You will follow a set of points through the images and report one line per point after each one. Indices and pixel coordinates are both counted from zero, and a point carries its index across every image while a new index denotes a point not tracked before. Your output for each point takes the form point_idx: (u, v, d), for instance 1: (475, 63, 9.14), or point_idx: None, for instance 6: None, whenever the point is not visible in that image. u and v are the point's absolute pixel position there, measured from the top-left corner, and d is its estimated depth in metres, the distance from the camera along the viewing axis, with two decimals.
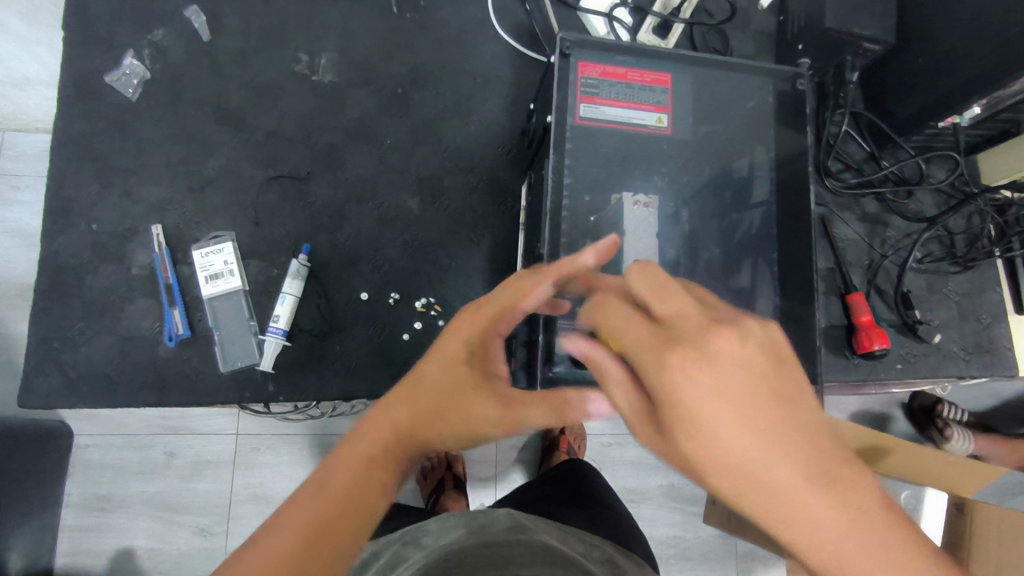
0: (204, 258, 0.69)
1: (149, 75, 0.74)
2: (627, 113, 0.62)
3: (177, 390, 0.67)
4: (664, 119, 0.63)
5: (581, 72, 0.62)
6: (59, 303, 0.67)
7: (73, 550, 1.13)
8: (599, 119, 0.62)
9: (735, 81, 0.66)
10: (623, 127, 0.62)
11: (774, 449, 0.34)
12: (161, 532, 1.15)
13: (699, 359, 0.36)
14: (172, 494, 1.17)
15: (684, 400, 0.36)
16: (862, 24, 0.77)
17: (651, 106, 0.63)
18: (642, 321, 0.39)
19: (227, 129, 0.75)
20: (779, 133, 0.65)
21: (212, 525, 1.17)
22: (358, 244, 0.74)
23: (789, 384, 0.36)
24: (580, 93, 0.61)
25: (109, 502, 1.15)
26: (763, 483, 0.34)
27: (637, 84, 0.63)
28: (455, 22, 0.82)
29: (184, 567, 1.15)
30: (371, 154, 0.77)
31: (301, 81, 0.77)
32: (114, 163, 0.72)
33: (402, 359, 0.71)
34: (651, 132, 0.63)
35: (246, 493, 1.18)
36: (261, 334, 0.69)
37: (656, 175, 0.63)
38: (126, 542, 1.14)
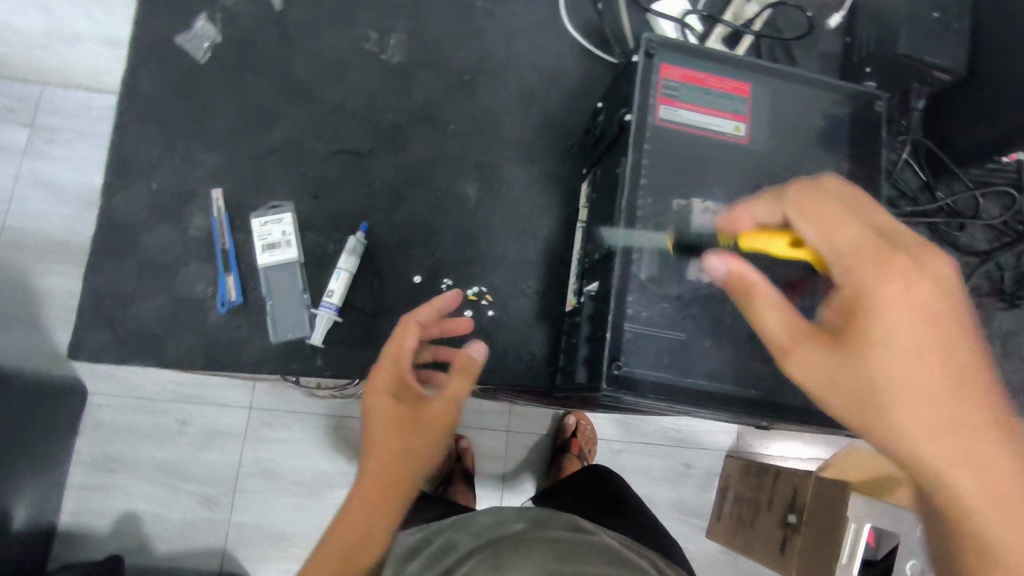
0: (262, 227, 0.68)
1: (219, 40, 0.74)
2: (706, 118, 0.62)
3: (226, 357, 0.67)
4: (742, 129, 0.63)
5: (663, 75, 0.61)
6: (115, 260, 0.67)
7: (78, 508, 1.13)
8: (678, 122, 0.61)
9: (812, 96, 0.65)
10: (700, 133, 0.62)
11: (922, 358, 0.43)
12: (166, 498, 1.15)
13: (899, 273, 0.44)
14: (181, 461, 1.17)
15: (871, 313, 0.43)
16: (933, 54, 0.77)
17: (729, 114, 0.62)
18: (836, 231, 0.46)
19: (292, 101, 0.74)
20: (852, 154, 0.65)
21: (218, 496, 1.17)
22: (415, 226, 0.74)
23: (949, 314, 0.44)
24: (660, 95, 0.61)
25: (117, 463, 1.15)
26: (892, 379, 0.43)
27: (716, 91, 0.62)
28: (524, 13, 0.81)
29: (187, 535, 1.15)
30: (433, 138, 0.76)
31: (368, 58, 0.77)
32: (179, 124, 0.71)
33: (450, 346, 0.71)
34: (728, 140, 0.62)
35: (254, 468, 1.18)
36: (312, 308, 0.69)
37: (732, 183, 0.62)
38: (130, 505, 1.14)
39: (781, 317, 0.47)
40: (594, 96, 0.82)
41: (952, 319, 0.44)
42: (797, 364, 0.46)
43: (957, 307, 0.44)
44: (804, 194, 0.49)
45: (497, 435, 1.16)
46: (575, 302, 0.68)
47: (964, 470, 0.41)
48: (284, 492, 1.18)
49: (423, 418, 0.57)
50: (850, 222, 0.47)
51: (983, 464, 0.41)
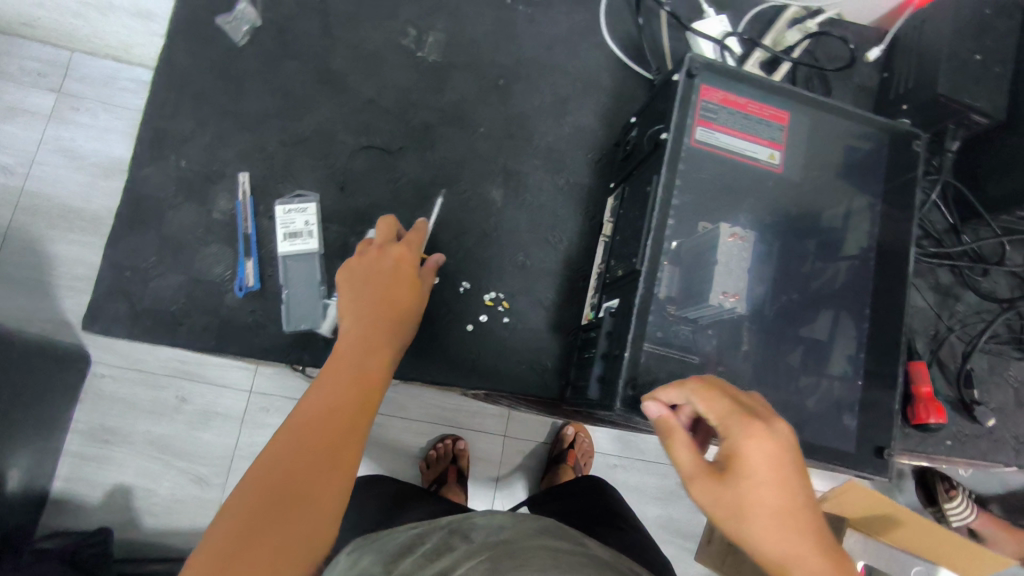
0: (286, 214, 0.68)
1: (259, 23, 0.73)
2: (741, 143, 0.61)
3: (238, 341, 0.67)
4: (776, 157, 0.62)
5: (703, 95, 0.61)
6: (136, 234, 0.67)
7: (71, 475, 1.13)
8: (713, 145, 0.61)
9: (851, 131, 0.65)
10: (734, 158, 0.61)
11: (794, 529, 0.43)
12: (156, 473, 1.15)
13: (755, 439, 0.44)
14: (177, 438, 1.17)
15: (749, 476, 0.44)
16: (975, 96, 0.76)
17: (766, 141, 0.62)
18: (714, 403, 0.46)
19: (326, 90, 0.74)
20: (886, 191, 0.64)
21: (210, 477, 1.16)
22: (437, 226, 0.73)
23: (800, 471, 0.45)
24: (698, 117, 0.60)
25: (114, 434, 1.15)
26: (778, 549, 0.43)
27: (756, 117, 0.62)
28: (564, 22, 0.81)
29: (175, 513, 1.15)
30: (463, 139, 0.76)
31: (406, 55, 0.77)
32: (211, 104, 0.71)
33: (461, 349, 0.71)
34: (761, 167, 0.62)
35: (249, 452, 1.18)
36: (328, 300, 0.68)
37: (755, 210, 0.62)
38: (121, 477, 1.14)
39: (693, 459, 0.47)
40: (626, 110, 0.81)
41: (805, 478, 0.45)
42: (704, 500, 0.45)
43: (801, 471, 0.45)
44: (694, 389, 0.47)
45: (494, 439, 1.16)
46: (592, 317, 0.67)
47: None
48: None
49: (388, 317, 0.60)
50: (738, 391, 0.48)
51: None
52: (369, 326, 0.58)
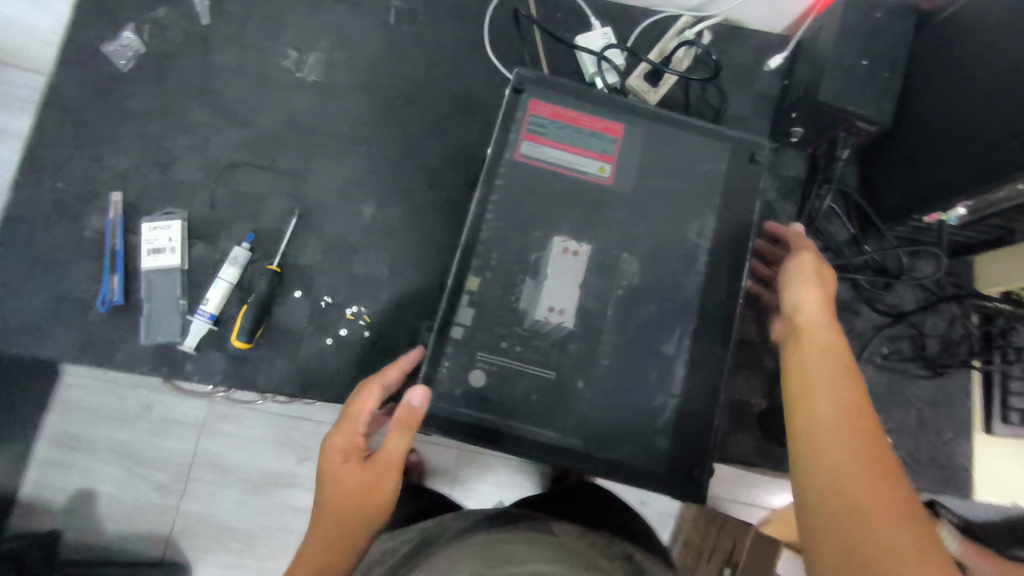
0: (150, 232, 0.71)
1: (143, 51, 0.76)
2: (569, 156, 0.60)
3: (103, 354, 0.70)
4: (606, 169, 0.61)
5: (531, 110, 0.61)
6: (12, 251, 0.71)
7: (39, 480, 1.20)
8: (540, 159, 0.60)
9: (696, 144, 0.62)
10: (563, 171, 0.60)
11: (818, 306, 0.55)
12: (123, 480, 1.21)
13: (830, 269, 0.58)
14: (139, 446, 1.23)
15: (825, 284, 0.57)
16: (858, 103, 0.72)
17: (596, 154, 0.61)
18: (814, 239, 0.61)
19: (204, 112, 0.76)
20: (728, 204, 0.61)
21: (171, 483, 1.23)
22: (305, 243, 0.74)
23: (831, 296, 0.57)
24: (524, 131, 0.60)
25: (79, 442, 1.22)
26: (803, 310, 0.54)
27: (586, 130, 0.61)
28: (449, 39, 0.81)
29: (137, 517, 1.22)
30: (337, 157, 0.77)
31: (285, 76, 0.78)
32: (92, 128, 0.74)
33: (323, 363, 0.72)
34: (590, 179, 0.60)
35: (206, 459, 1.24)
36: (188, 315, 0.71)
37: (591, 223, 0.60)
38: (87, 483, 1.21)
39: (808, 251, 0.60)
40: None
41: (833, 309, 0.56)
42: (811, 301, 0.55)
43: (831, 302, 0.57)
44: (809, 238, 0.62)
45: None
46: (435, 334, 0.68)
47: (837, 408, 0.47)
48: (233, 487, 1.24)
49: (361, 471, 0.57)
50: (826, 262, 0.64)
51: (846, 395, 0.48)
52: (342, 483, 0.57)
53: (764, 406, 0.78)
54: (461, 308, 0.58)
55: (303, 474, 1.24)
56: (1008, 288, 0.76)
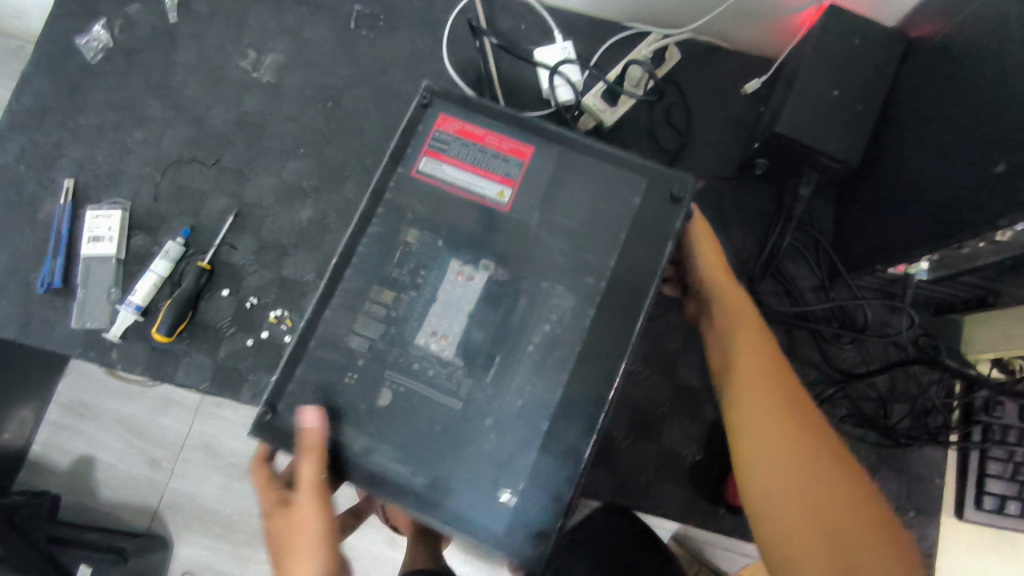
0: (92, 220, 0.74)
1: (112, 45, 0.80)
2: (469, 178, 0.58)
3: (36, 333, 0.73)
4: (506, 194, 0.57)
5: (439, 130, 0.59)
6: None
7: (48, 441, 1.31)
8: (439, 179, 0.58)
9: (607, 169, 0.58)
10: (460, 192, 0.58)
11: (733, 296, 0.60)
12: (121, 451, 1.31)
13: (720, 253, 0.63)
14: (140, 420, 1.32)
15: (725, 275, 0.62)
16: (820, 136, 0.67)
17: (497, 177, 0.58)
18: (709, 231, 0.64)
19: (161, 106, 0.79)
20: (633, 235, 0.56)
21: (162, 459, 1.31)
22: (238, 240, 0.75)
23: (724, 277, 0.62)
24: (426, 147, 0.59)
25: (88, 410, 1.32)
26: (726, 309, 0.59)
27: (491, 150, 0.58)
28: (406, 47, 0.81)
29: (128, 487, 1.30)
30: (280, 158, 0.78)
31: (241, 75, 0.80)
32: (58, 115, 0.79)
33: (239, 365, 0.72)
34: (487, 204, 0.57)
35: (198, 440, 1.31)
36: (117, 304, 0.72)
37: (485, 243, 0.57)
38: (88, 450, 1.31)
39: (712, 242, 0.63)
40: None
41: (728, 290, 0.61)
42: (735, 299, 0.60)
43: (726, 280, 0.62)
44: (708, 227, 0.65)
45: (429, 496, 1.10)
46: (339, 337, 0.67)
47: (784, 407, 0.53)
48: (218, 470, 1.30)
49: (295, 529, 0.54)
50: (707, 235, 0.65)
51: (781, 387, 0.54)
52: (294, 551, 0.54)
53: (698, 459, 0.70)
54: (340, 321, 0.56)
55: None
56: (993, 357, 0.66)
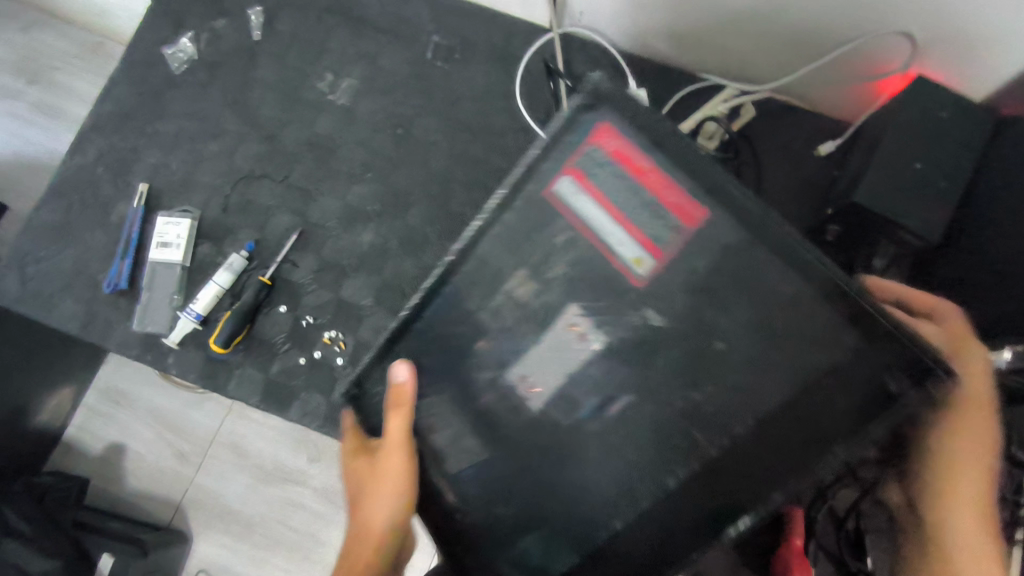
0: (162, 226, 0.75)
1: (196, 57, 0.83)
2: (607, 221, 0.48)
3: (97, 332, 0.74)
4: (642, 262, 0.47)
5: (597, 143, 0.46)
6: (47, 222, 0.77)
7: (83, 426, 1.34)
8: (573, 209, 0.49)
9: None
10: (592, 235, 0.49)
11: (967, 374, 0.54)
12: (152, 442, 1.33)
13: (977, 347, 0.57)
14: (173, 414, 1.35)
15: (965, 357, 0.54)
16: (902, 210, 0.65)
17: (639, 239, 0.47)
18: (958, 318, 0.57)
19: (237, 119, 0.81)
20: None
21: (190, 454, 1.33)
22: (301, 258, 0.76)
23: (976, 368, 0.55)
24: (574, 164, 0.48)
25: (124, 399, 1.36)
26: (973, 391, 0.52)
27: (648, 202, 0.46)
28: (480, 81, 0.82)
29: (156, 478, 1.32)
30: (348, 180, 0.79)
31: (317, 96, 0.81)
32: (139, 121, 0.81)
33: (291, 383, 0.73)
34: (616, 266, 0.48)
35: (228, 437, 1.34)
36: (178, 310, 0.74)
37: None
38: (120, 438, 1.34)
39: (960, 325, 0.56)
40: None
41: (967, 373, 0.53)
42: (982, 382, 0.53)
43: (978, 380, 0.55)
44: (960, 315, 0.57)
45: None
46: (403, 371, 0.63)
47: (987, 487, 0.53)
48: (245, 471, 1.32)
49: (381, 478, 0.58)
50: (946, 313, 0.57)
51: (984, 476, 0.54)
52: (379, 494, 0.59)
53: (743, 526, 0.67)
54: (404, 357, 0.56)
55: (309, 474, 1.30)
56: None
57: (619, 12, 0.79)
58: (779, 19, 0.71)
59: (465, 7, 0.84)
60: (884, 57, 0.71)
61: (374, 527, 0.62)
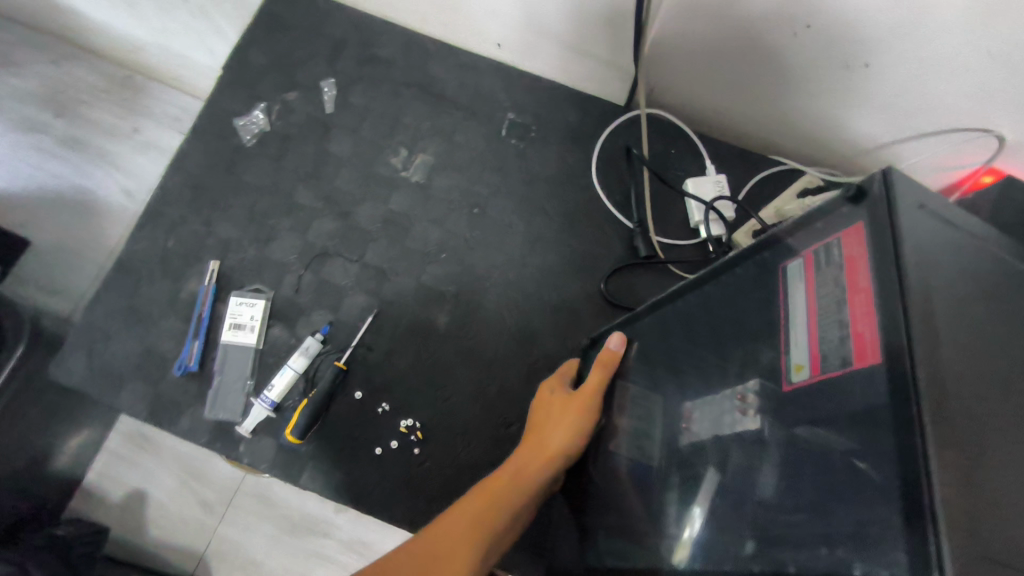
0: (235, 307, 0.74)
1: (268, 129, 0.81)
2: (807, 304, 0.35)
3: (166, 416, 0.72)
4: (802, 373, 0.34)
5: (846, 231, 0.34)
6: (114, 298, 0.76)
7: (102, 471, 1.25)
8: (788, 297, 0.37)
9: None
10: (778, 327, 0.37)
11: None
12: (176, 489, 1.26)
13: None
14: (198, 459, 1.29)
15: None
16: None
17: (815, 353, 0.33)
18: None
19: (309, 194, 0.79)
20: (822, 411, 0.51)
21: (215, 502, 1.27)
22: (375, 341, 0.75)
23: None
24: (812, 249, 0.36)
25: (147, 442, 1.28)
26: None
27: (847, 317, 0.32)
28: (555, 160, 0.82)
29: (178, 528, 1.25)
30: (423, 260, 0.78)
31: (390, 173, 0.81)
32: (209, 194, 0.79)
33: (365, 473, 0.70)
34: (779, 371, 0.36)
35: (253, 486, 1.29)
36: (252, 396, 0.72)
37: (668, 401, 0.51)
38: (142, 485, 1.26)
39: None
40: (596, 256, 0.78)
41: None
42: None
43: None
44: None
45: None
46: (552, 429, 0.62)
47: None
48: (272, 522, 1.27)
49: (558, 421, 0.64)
50: None
51: None
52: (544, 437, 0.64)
53: None
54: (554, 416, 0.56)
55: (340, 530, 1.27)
56: None
57: (694, 95, 0.80)
58: (854, 115, 0.72)
59: (539, 84, 0.84)
60: (962, 155, 0.72)
61: (528, 478, 0.60)
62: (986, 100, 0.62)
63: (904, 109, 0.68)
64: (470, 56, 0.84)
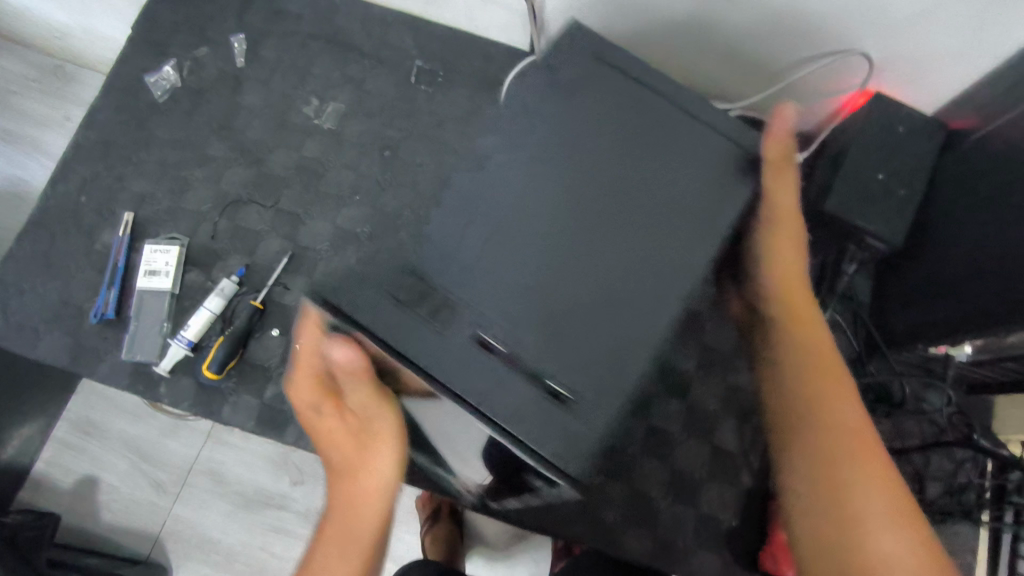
0: (150, 254, 0.75)
1: (178, 85, 0.83)
2: None
3: (85, 363, 0.73)
4: None
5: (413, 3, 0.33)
6: (29, 254, 0.76)
7: (51, 459, 1.25)
8: None
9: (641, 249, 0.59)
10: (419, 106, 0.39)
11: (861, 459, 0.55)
12: (126, 472, 1.26)
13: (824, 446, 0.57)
14: (146, 442, 1.28)
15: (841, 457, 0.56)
16: (868, 217, 0.70)
17: None
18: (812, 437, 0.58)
19: (222, 145, 0.81)
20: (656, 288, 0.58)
21: (167, 483, 1.26)
22: (291, 280, 0.77)
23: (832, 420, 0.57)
24: None
25: (94, 429, 1.27)
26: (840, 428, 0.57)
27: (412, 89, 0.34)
28: (464, 103, 0.85)
29: (131, 512, 1.24)
30: (336, 202, 0.80)
31: (303, 121, 0.83)
32: (121, 150, 0.80)
33: (285, 406, 0.72)
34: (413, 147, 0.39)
35: (205, 466, 1.27)
36: (169, 338, 0.73)
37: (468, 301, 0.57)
38: (92, 470, 1.25)
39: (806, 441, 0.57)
40: None
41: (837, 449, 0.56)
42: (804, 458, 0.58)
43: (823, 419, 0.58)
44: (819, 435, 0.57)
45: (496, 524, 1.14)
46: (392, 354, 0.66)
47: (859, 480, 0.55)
48: (224, 497, 1.26)
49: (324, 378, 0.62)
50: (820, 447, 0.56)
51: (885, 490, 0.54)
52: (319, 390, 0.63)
53: (734, 524, 0.72)
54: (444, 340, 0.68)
55: (294, 499, 1.27)
56: None
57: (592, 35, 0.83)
58: (737, 48, 0.77)
59: (445, 32, 0.87)
60: (841, 76, 0.76)
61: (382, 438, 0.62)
62: (845, 16, 0.66)
63: (778, 37, 0.73)
64: (378, 8, 0.87)
